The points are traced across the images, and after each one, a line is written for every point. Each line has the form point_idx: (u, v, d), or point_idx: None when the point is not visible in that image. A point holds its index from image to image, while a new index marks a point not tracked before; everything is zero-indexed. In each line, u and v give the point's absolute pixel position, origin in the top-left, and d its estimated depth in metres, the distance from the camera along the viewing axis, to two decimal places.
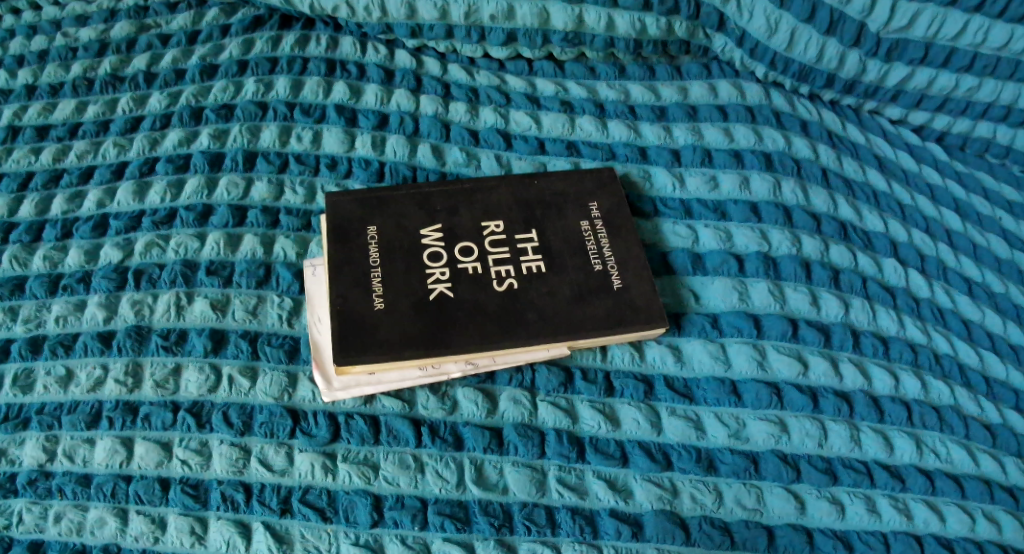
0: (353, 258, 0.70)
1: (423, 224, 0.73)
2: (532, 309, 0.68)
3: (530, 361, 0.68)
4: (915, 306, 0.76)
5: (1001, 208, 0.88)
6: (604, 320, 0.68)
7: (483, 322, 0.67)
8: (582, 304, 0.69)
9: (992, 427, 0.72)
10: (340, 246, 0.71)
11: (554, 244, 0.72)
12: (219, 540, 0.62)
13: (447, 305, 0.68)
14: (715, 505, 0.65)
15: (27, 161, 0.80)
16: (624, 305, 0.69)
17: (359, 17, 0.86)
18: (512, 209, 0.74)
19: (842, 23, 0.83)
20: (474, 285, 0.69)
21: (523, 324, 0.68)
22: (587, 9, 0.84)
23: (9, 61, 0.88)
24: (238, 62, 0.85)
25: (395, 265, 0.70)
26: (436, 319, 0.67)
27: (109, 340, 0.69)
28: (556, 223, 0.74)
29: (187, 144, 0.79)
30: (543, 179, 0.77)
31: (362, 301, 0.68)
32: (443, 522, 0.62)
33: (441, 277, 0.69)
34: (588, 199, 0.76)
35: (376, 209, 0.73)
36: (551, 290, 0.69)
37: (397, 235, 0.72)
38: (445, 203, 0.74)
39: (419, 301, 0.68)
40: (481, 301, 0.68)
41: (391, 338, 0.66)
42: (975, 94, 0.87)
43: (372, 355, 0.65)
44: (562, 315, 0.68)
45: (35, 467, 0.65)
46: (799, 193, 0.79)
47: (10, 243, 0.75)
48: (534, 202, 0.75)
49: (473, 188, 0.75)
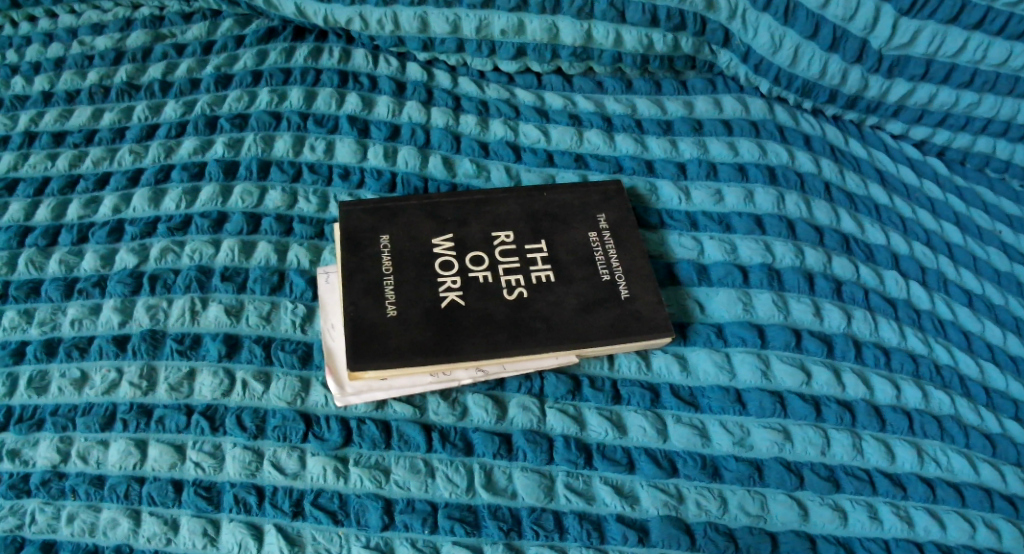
0: (365, 266, 0.71)
1: (434, 234, 0.74)
2: (541, 318, 0.70)
3: (538, 369, 0.69)
4: (916, 318, 0.78)
5: (1001, 222, 0.90)
6: (613, 329, 0.70)
7: (493, 331, 0.69)
8: (590, 313, 0.70)
9: (992, 436, 0.74)
10: (352, 255, 0.72)
11: (563, 254, 0.74)
12: (231, 542, 0.62)
13: (458, 314, 0.69)
14: (720, 511, 0.66)
15: (44, 166, 0.81)
16: (632, 315, 0.71)
17: (372, 30, 0.87)
18: (521, 221, 0.76)
19: (845, 40, 0.85)
20: (485, 294, 0.70)
21: (533, 332, 0.69)
22: (596, 24, 0.85)
23: (26, 68, 0.90)
24: (253, 72, 0.87)
25: (408, 273, 0.71)
26: (448, 326, 0.68)
27: (125, 344, 0.70)
28: (565, 234, 0.75)
29: (202, 153, 0.81)
30: (552, 191, 0.78)
31: (374, 308, 0.69)
32: (452, 526, 0.63)
33: (452, 285, 0.71)
34: (596, 211, 0.77)
35: (388, 218, 0.75)
36: (559, 299, 0.71)
37: (409, 245, 0.73)
38: (456, 213, 0.76)
39: (431, 309, 0.69)
40: (491, 310, 0.70)
41: (403, 344, 0.67)
42: (975, 110, 0.89)
43: (384, 362, 0.66)
44: (569, 324, 0.70)
45: (49, 468, 0.65)
46: (802, 206, 0.81)
47: (27, 246, 0.76)
48: (543, 213, 0.76)
49: (483, 199, 0.77)
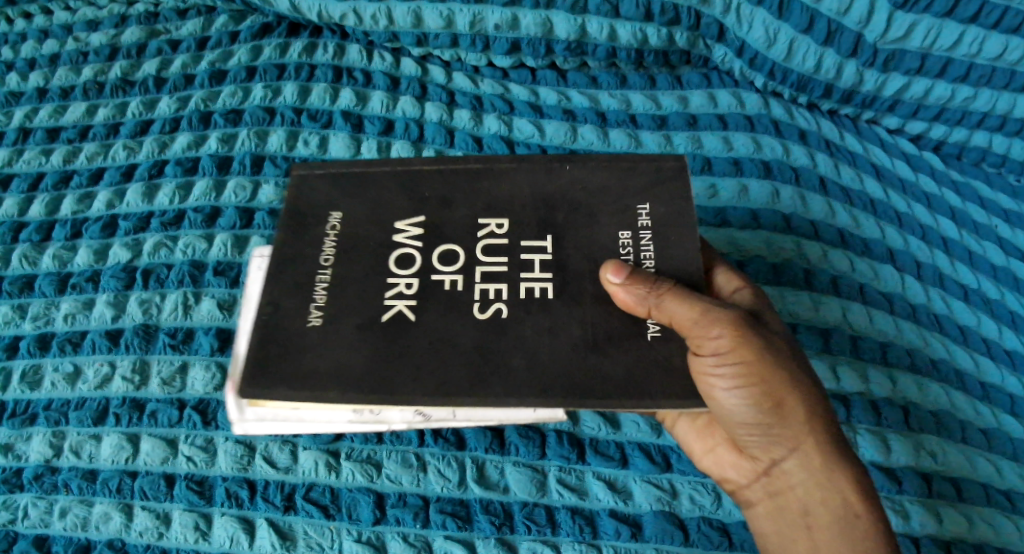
0: (304, 255, 0.60)
1: (401, 217, 0.61)
2: (519, 354, 0.57)
3: (510, 420, 0.59)
4: (912, 312, 0.78)
5: (998, 216, 0.89)
6: (619, 384, 0.56)
7: (452, 361, 0.56)
8: (594, 354, 0.57)
9: (988, 431, 0.74)
10: (293, 239, 0.60)
11: (574, 260, 0.60)
12: (223, 536, 0.63)
13: (409, 330, 0.57)
14: (714, 506, 0.65)
15: (38, 162, 0.82)
16: (643, 364, 0.57)
17: (366, 25, 0.87)
18: (524, 206, 0.62)
19: (840, 33, 0.84)
20: (449, 309, 0.58)
21: (506, 371, 0.56)
22: (590, 18, 0.85)
23: (20, 64, 0.90)
24: (247, 67, 0.86)
25: (351, 272, 0.59)
26: (389, 349, 0.57)
27: (118, 338, 0.70)
28: (582, 233, 0.61)
29: (195, 147, 0.81)
30: (577, 168, 0.63)
31: (296, 313, 0.58)
32: (445, 520, 0.63)
33: (405, 290, 0.59)
34: (636, 199, 0.62)
35: (352, 191, 0.62)
36: (556, 327, 0.58)
37: (363, 231, 0.61)
38: (436, 191, 0.62)
39: (368, 321, 0.58)
40: (455, 333, 0.57)
41: (321, 366, 0.56)
42: (971, 104, 0.88)
43: (287, 387, 0.56)
44: (557, 364, 0.57)
45: (41, 461, 0.66)
46: (798, 200, 0.81)
47: (21, 242, 0.76)
48: (558, 198, 0.62)
49: (479, 172, 0.63)
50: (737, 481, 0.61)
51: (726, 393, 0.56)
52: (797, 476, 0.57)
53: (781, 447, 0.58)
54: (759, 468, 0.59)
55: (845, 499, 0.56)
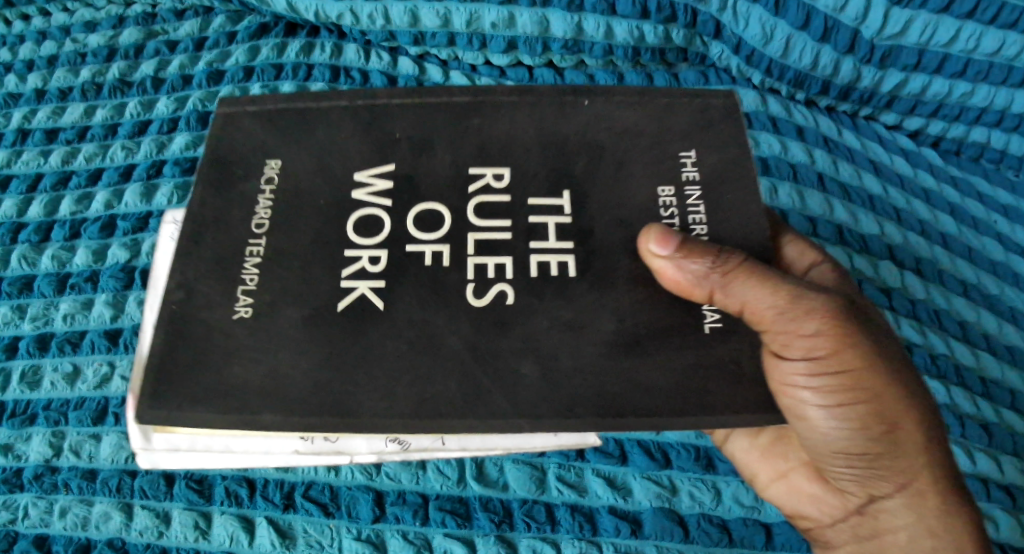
0: (232, 220, 0.52)
1: (367, 165, 0.54)
2: (528, 355, 0.50)
3: (523, 449, 0.52)
4: (911, 309, 0.78)
5: (997, 212, 0.89)
6: (657, 395, 0.49)
7: (439, 365, 0.49)
8: (624, 357, 0.50)
9: (989, 426, 0.74)
10: (222, 196, 0.53)
11: (600, 225, 0.53)
12: (223, 535, 0.63)
13: (374, 324, 0.50)
14: (714, 503, 0.66)
15: (37, 163, 0.82)
16: (682, 368, 0.50)
17: (362, 24, 0.86)
18: (528, 149, 0.55)
19: (836, 30, 0.84)
20: (434, 297, 0.50)
21: (518, 380, 0.49)
22: (586, 17, 0.85)
23: (20, 66, 0.90)
24: (244, 68, 0.87)
25: (304, 235, 0.52)
26: (355, 354, 0.49)
27: (117, 338, 0.70)
28: (602, 186, 0.54)
29: (193, 147, 0.81)
30: (595, 109, 0.56)
31: (222, 302, 0.50)
32: (443, 518, 0.64)
33: (369, 268, 0.51)
34: (669, 147, 0.55)
35: (304, 133, 0.55)
36: (579, 323, 0.50)
37: (319, 181, 0.54)
38: (416, 132, 0.55)
39: (312, 314, 0.50)
40: (437, 331, 0.50)
41: (256, 377, 0.48)
42: (969, 100, 0.88)
43: (208, 408, 0.48)
44: (582, 372, 0.49)
45: (41, 461, 0.66)
46: (795, 197, 0.81)
47: (20, 242, 0.77)
48: (564, 141, 0.55)
49: (470, 110, 0.55)
50: (819, 519, 0.59)
51: (820, 411, 0.53)
52: (902, 519, 0.55)
53: (888, 484, 0.54)
54: (850, 506, 0.57)
55: (959, 545, 0.53)
